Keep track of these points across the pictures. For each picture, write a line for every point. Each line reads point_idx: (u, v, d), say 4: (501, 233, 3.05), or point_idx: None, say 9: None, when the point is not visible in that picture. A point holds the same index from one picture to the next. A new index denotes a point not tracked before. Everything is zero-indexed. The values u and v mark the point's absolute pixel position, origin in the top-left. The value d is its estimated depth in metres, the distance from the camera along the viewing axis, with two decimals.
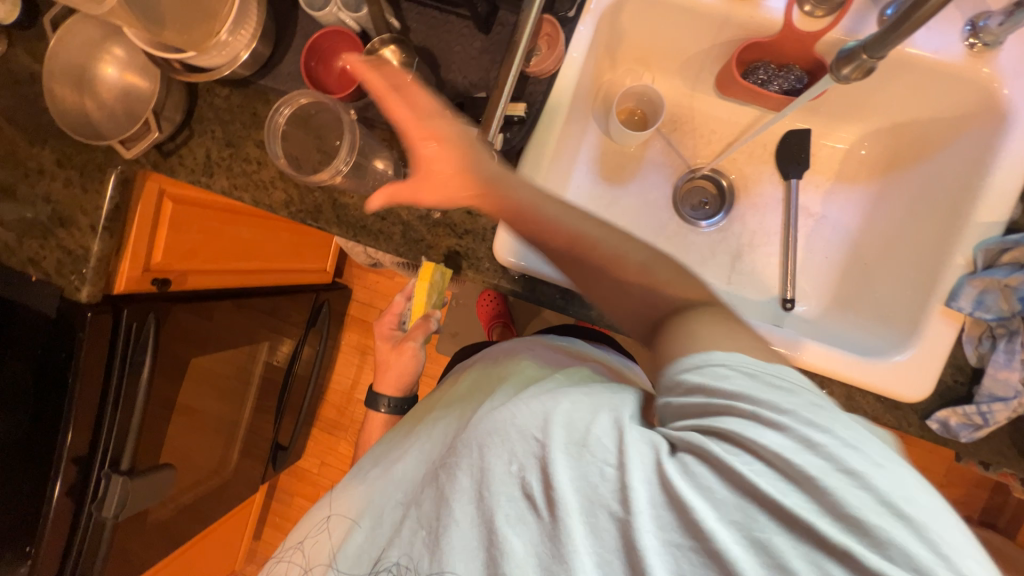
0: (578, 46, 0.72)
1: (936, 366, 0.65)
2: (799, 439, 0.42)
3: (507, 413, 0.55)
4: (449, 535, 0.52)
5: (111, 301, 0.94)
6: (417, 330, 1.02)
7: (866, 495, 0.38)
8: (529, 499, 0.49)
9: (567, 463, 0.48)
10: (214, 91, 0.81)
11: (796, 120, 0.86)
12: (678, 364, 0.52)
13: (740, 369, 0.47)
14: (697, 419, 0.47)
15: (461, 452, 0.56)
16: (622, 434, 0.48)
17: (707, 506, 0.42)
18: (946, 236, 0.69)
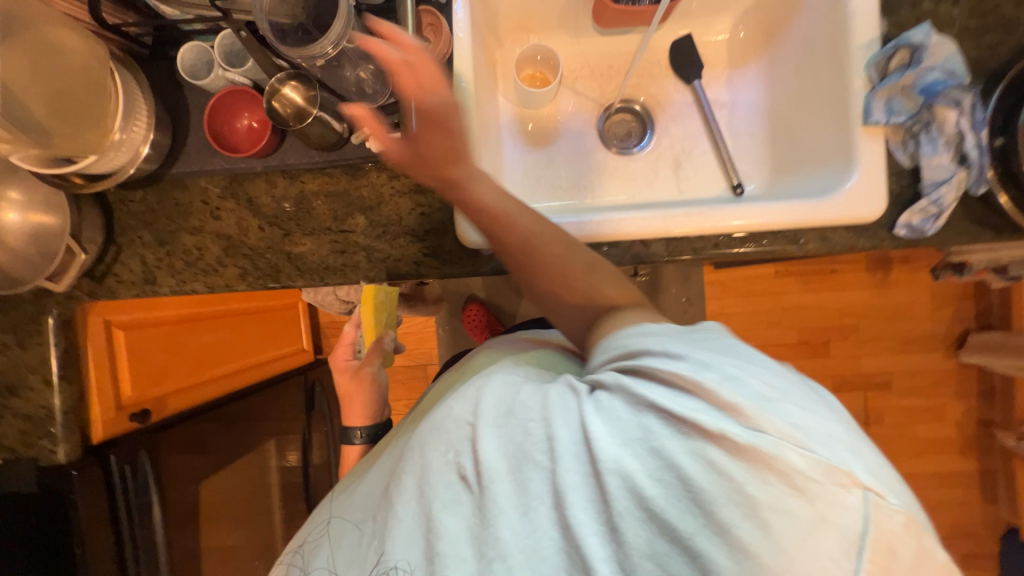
0: (460, 25, 0.74)
1: (884, 176, 0.71)
2: (704, 365, 0.43)
3: (446, 404, 0.55)
4: (393, 528, 0.52)
5: (93, 454, 0.87)
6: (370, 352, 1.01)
7: (729, 383, 0.41)
8: (464, 478, 0.48)
9: (490, 433, 0.48)
10: (128, 197, 0.79)
11: (676, 29, 0.93)
12: (614, 335, 0.53)
13: (636, 334, 0.51)
14: (607, 367, 0.50)
15: (410, 454, 0.55)
16: (544, 396, 0.49)
17: (610, 434, 0.42)
18: (836, 70, 0.75)
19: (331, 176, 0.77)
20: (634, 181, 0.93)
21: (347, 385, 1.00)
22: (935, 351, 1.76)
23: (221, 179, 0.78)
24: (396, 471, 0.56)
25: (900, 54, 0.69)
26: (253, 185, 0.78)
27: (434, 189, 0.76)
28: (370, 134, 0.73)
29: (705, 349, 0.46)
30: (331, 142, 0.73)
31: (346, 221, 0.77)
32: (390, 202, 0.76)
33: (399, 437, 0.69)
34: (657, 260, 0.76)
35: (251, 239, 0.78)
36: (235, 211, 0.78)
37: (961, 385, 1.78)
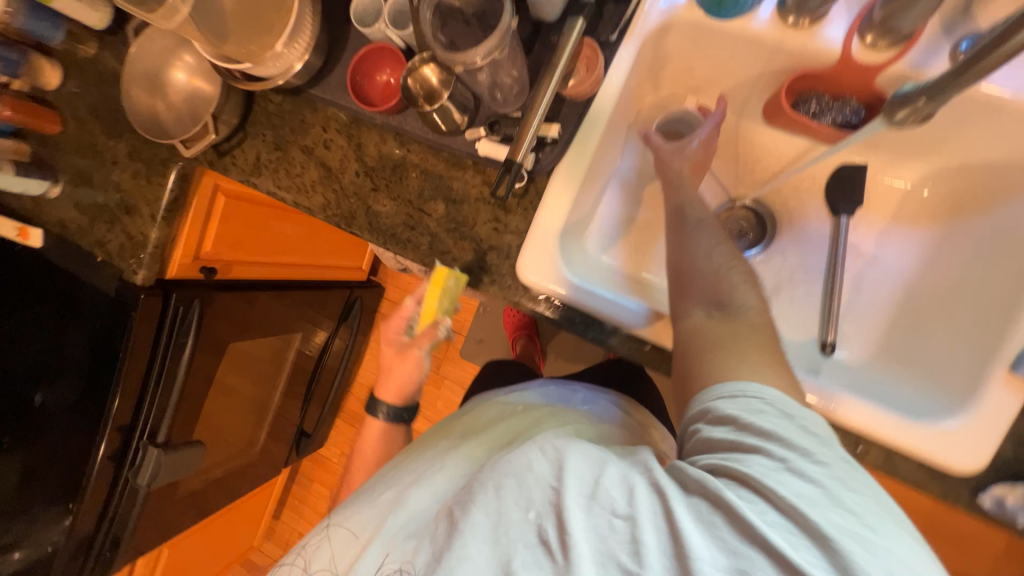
0: (617, 69, 0.70)
1: (996, 436, 0.59)
2: (823, 489, 0.46)
3: (520, 453, 0.55)
4: (456, 562, 0.51)
5: (162, 286, 1.02)
6: (424, 335, 0.89)
7: (823, 518, 0.44)
8: (545, 543, 0.49)
9: (580, 513, 0.48)
10: (269, 98, 0.87)
11: (850, 155, 0.81)
12: (715, 389, 0.57)
13: (734, 395, 0.55)
14: (706, 457, 0.52)
15: (474, 490, 0.55)
16: (632, 486, 0.49)
17: (712, 547, 0.44)
18: (1015, 295, 0.63)
19: (434, 156, 0.79)
20: None
21: (389, 359, 0.97)
22: None
23: (345, 116, 0.83)
24: (452, 503, 0.58)
25: None
26: (367, 133, 0.82)
27: (516, 212, 0.75)
28: (483, 137, 0.74)
29: (831, 469, 0.47)
30: (446, 129, 0.74)
31: (427, 203, 0.79)
32: (472, 205, 0.77)
33: (450, 457, 0.71)
34: None
35: (344, 179, 0.83)
36: (343, 150, 0.83)
37: None
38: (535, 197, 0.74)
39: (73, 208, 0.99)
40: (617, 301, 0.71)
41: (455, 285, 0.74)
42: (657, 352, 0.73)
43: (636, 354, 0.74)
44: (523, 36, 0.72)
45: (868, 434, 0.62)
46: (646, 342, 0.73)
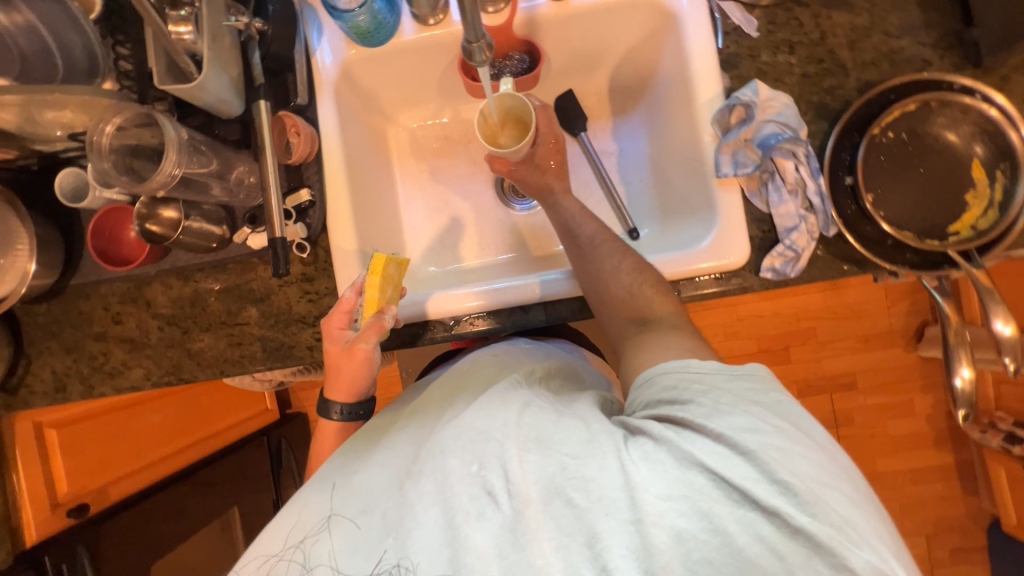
0: (326, 122, 0.78)
1: (741, 226, 0.72)
2: (752, 424, 0.46)
3: (469, 417, 0.52)
4: (412, 535, 0.47)
5: (27, 558, 0.90)
6: (370, 327, 0.68)
7: (754, 438, 0.44)
8: (491, 492, 0.46)
9: (526, 459, 0.47)
10: (33, 312, 0.82)
11: (557, 86, 0.96)
12: (659, 365, 0.56)
13: (680, 370, 0.53)
14: (647, 410, 0.51)
15: (425, 457, 0.51)
16: (583, 429, 0.48)
17: (657, 477, 0.43)
18: (690, 124, 0.78)
19: (223, 272, 0.80)
20: (537, 236, 0.94)
21: (336, 357, 0.71)
22: (896, 346, 1.65)
23: (121, 286, 0.81)
24: (409, 469, 0.52)
25: (737, 110, 0.72)
26: (151, 289, 0.81)
27: (319, 276, 0.79)
28: (250, 233, 0.77)
29: (761, 409, 0.48)
30: (216, 244, 0.77)
31: (239, 314, 0.80)
32: (279, 293, 0.79)
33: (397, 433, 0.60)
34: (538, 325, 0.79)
35: (152, 339, 0.81)
36: (136, 315, 0.81)
37: (930, 379, 1.64)
38: (326, 255, 0.79)
39: None
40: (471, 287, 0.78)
41: (396, 270, 0.72)
42: (495, 317, 0.79)
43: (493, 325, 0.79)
44: (233, 136, 0.77)
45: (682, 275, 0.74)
46: (488, 312, 0.79)
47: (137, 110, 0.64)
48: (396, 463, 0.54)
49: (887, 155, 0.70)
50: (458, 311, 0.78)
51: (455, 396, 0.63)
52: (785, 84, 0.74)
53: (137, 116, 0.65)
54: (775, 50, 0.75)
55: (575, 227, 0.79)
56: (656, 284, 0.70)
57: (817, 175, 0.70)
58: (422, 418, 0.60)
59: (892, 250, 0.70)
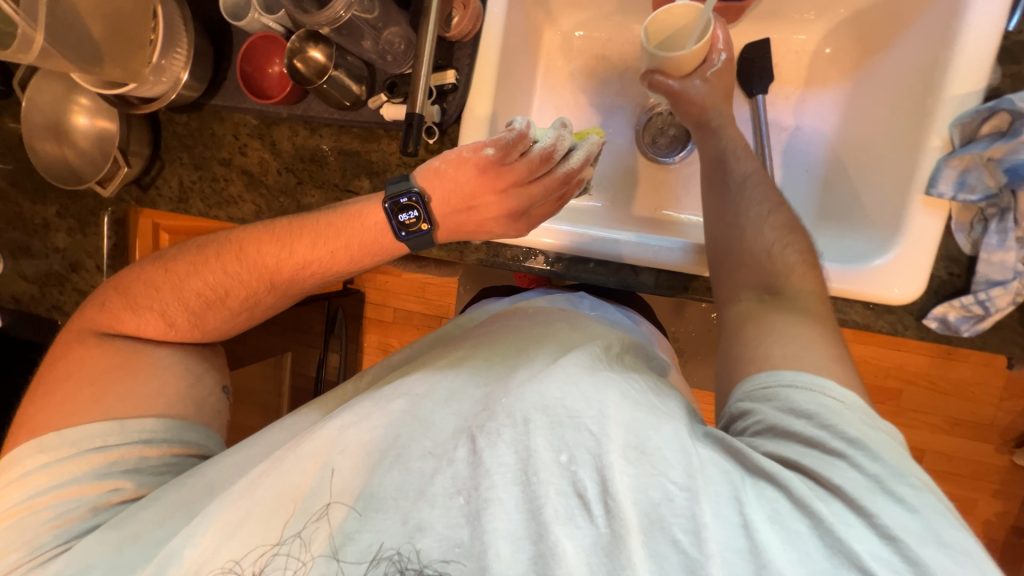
0: (496, 1, 0.70)
1: (927, 261, 0.60)
2: (924, 519, 0.38)
3: (556, 385, 0.48)
4: (490, 511, 0.43)
5: None
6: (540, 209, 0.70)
7: (930, 545, 0.37)
8: (582, 495, 0.42)
9: (625, 470, 0.42)
10: (174, 120, 0.86)
11: (751, 31, 0.81)
12: (787, 370, 0.46)
13: (813, 388, 0.44)
14: (767, 439, 0.44)
15: (503, 418, 0.46)
16: (693, 454, 0.42)
17: (801, 569, 0.37)
18: (919, 119, 0.63)
19: (347, 134, 0.78)
20: (662, 195, 0.85)
21: (487, 216, 0.69)
22: (988, 442, 1.45)
23: (253, 119, 0.82)
24: (482, 421, 0.47)
25: (996, 118, 0.57)
26: (279, 131, 0.82)
27: None
28: (386, 102, 0.73)
29: (928, 490, 0.40)
30: (350, 104, 0.74)
31: (352, 182, 0.79)
32: (395, 172, 0.77)
33: (452, 374, 0.54)
34: (643, 291, 0.73)
35: (269, 181, 0.83)
36: (260, 152, 0.83)
37: (1009, 488, 1.46)
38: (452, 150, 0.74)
39: (19, 279, 1.00)
40: (555, 224, 0.72)
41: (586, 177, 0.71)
42: (601, 268, 0.73)
43: (583, 274, 0.74)
44: None
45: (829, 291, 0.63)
46: (588, 260, 0.73)
47: None
48: (470, 410, 0.49)
49: None
50: (539, 245, 0.72)
51: (530, 344, 0.57)
52: None
53: None
54: None
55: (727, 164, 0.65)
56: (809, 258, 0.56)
57: None
58: (487, 361, 0.54)
59: None
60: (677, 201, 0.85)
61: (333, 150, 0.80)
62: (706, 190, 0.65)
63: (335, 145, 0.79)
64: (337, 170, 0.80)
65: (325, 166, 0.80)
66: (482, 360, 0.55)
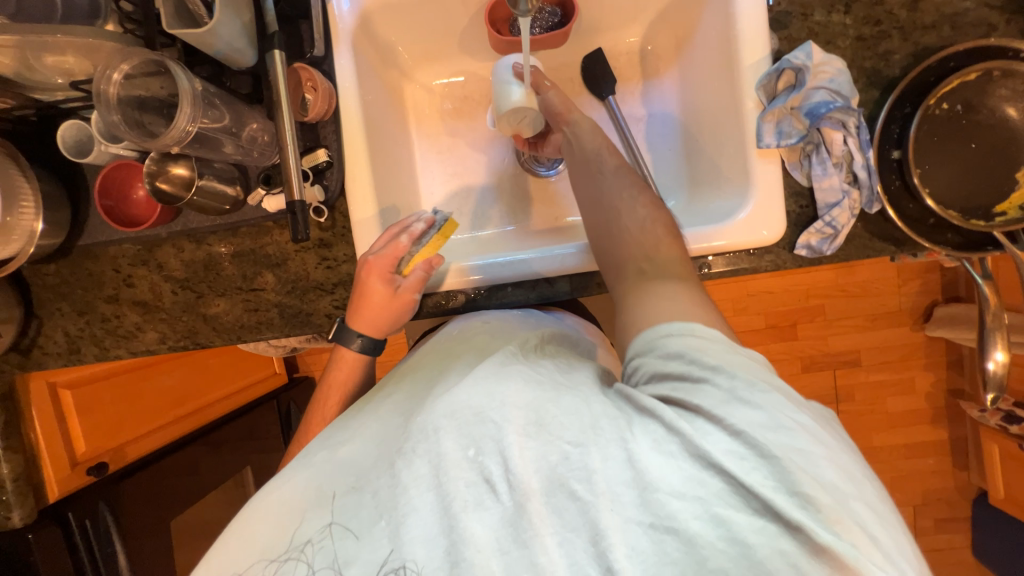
0: (345, 76, 0.73)
1: (778, 201, 0.69)
2: (775, 419, 0.39)
3: (464, 393, 0.46)
4: (406, 522, 0.43)
5: (51, 513, 0.91)
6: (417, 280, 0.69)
7: (778, 435, 0.38)
8: (488, 481, 0.42)
9: (526, 444, 0.41)
10: (41, 272, 0.80)
11: (585, 45, 0.90)
12: (665, 327, 0.47)
13: (684, 335, 0.45)
14: (651, 384, 0.44)
15: (417, 435, 0.45)
16: (588, 409, 0.42)
17: (670, 479, 0.38)
18: (732, 87, 0.73)
19: (236, 236, 0.77)
20: (556, 204, 0.92)
21: (374, 302, 0.69)
22: (903, 325, 1.64)
23: (131, 248, 0.79)
24: (400, 445, 0.46)
25: (786, 74, 0.68)
26: (163, 252, 0.79)
27: (337, 241, 0.76)
28: (265, 195, 0.73)
29: (781, 400, 0.40)
30: (230, 206, 0.74)
31: (255, 280, 0.78)
32: (295, 259, 0.77)
33: (379, 412, 0.53)
34: (563, 297, 0.76)
35: (166, 303, 0.79)
36: (147, 278, 0.79)
37: (932, 358, 1.65)
38: (346, 221, 0.76)
39: None
40: (465, 262, 0.75)
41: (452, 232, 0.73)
42: (520, 289, 0.77)
43: (506, 299, 0.77)
44: (245, 89, 0.72)
45: (717, 249, 0.70)
46: (506, 284, 0.76)
47: (144, 57, 0.60)
48: (388, 436, 0.49)
49: (939, 130, 0.66)
50: (457, 285, 0.75)
51: (451, 361, 0.57)
52: (837, 48, 0.70)
53: (145, 64, 0.60)
54: (831, 8, 0.70)
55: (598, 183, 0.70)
56: None
57: (866, 148, 0.66)
58: (417, 388, 0.54)
59: (931, 230, 0.68)
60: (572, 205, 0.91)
61: (227, 252, 0.78)
62: (582, 209, 0.69)
63: (227, 247, 0.78)
64: (236, 272, 0.78)
65: (223, 271, 0.78)
66: (417, 384, 0.55)
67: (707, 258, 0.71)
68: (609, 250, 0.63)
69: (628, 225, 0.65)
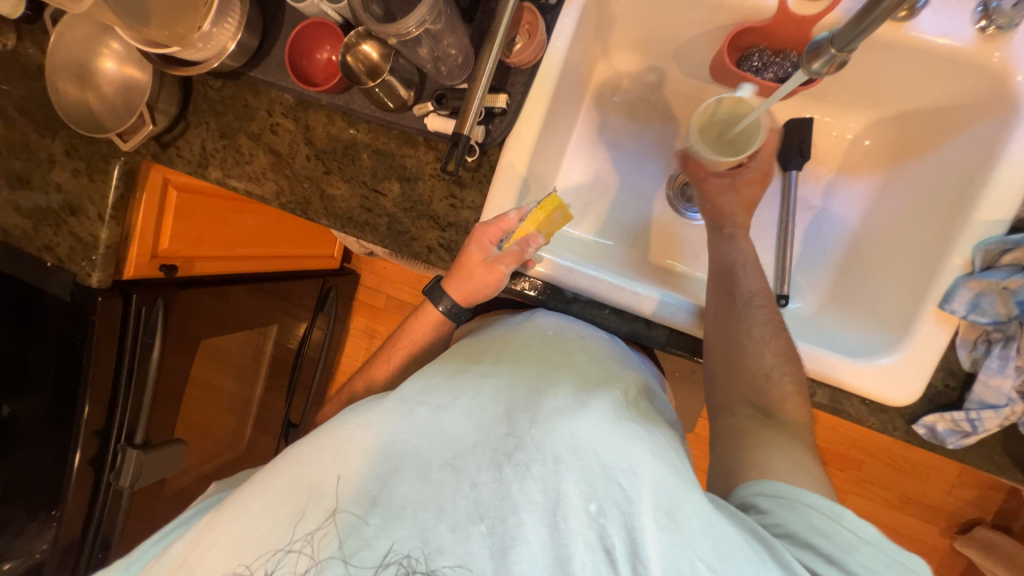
0: (561, 34, 0.70)
1: (927, 370, 0.62)
2: None
3: (587, 431, 0.44)
4: (513, 550, 0.40)
5: (121, 286, 0.99)
6: (513, 254, 0.63)
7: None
8: (610, 554, 0.40)
9: (656, 535, 0.39)
10: (207, 83, 0.83)
11: (798, 108, 0.82)
12: (809, 495, 0.45)
13: (831, 515, 0.43)
14: (788, 545, 0.43)
15: (532, 452, 0.44)
16: (726, 536, 0.39)
17: None
18: (945, 232, 0.65)
19: (385, 134, 0.77)
20: (681, 249, 0.86)
21: (470, 263, 0.65)
22: (933, 524, 1.51)
23: (290, 99, 0.80)
24: (511, 451, 0.44)
25: (1019, 250, 0.59)
26: (314, 116, 0.80)
27: (470, 185, 0.75)
28: (432, 112, 0.72)
29: None
30: (394, 106, 0.73)
31: (381, 183, 0.78)
32: (427, 182, 0.76)
33: (462, 397, 0.49)
34: (652, 345, 0.73)
35: (295, 163, 0.81)
36: (290, 133, 0.81)
37: (943, 569, 1.52)
38: (488, 171, 0.74)
39: (12, 212, 0.99)
40: (576, 264, 0.72)
41: (560, 217, 0.67)
42: (615, 316, 0.73)
43: (596, 317, 0.74)
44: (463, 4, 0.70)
45: (836, 384, 0.65)
46: (605, 305, 0.73)
47: None
48: (491, 424, 0.47)
49: None
50: (556, 282, 0.72)
51: (551, 370, 0.54)
52: None
53: None
54: None
55: (737, 275, 0.65)
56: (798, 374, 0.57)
57: None
58: (517, 381, 0.51)
59: None
60: (694, 257, 0.86)
61: (368, 144, 0.78)
62: (710, 297, 0.65)
63: (370, 140, 0.78)
64: (368, 166, 0.78)
65: (357, 161, 0.79)
66: (518, 371, 0.53)
67: (816, 385, 0.65)
68: (727, 350, 0.60)
69: (762, 315, 0.61)
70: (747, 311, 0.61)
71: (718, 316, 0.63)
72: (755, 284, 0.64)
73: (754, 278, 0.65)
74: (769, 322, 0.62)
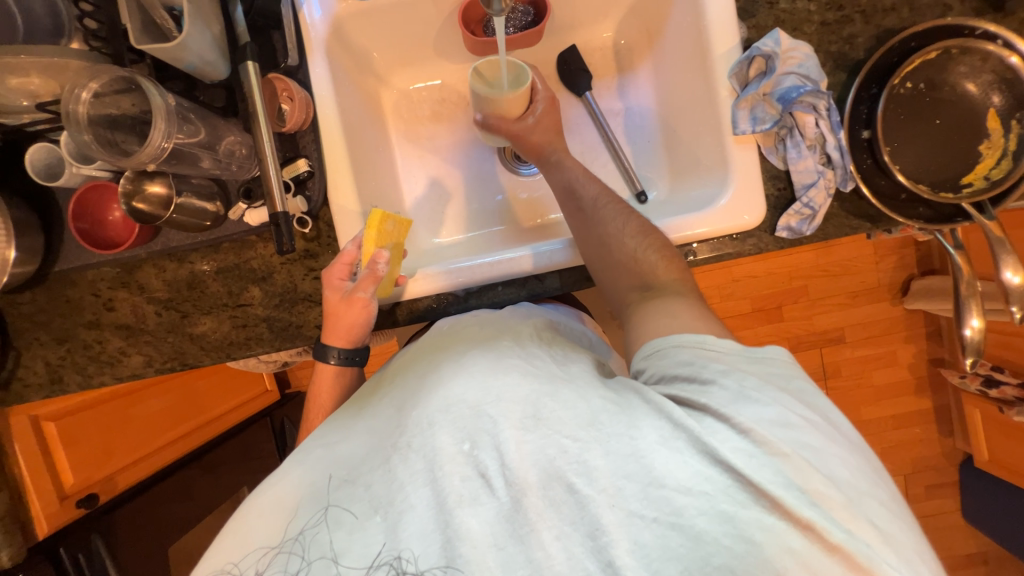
0: (321, 85, 0.73)
1: (757, 186, 0.71)
2: (782, 418, 0.41)
3: (459, 386, 0.46)
4: (403, 518, 0.42)
5: (41, 549, 0.87)
6: (366, 277, 0.65)
7: (783, 437, 0.40)
8: (485, 476, 0.42)
9: (523, 438, 0.42)
10: (17, 302, 0.77)
11: (560, 41, 0.91)
12: (672, 338, 0.51)
13: (696, 345, 0.49)
14: (662, 384, 0.47)
15: (412, 429, 0.46)
16: (583, 404, 0.44)
17: (679, 472, 0.39)
18: (705, 76, 0.75)
19: (219, 252, 0.76)
20: (540, 202, 0.91)
21: (334, 306, 0.68)
22: (883, 300, 1.68)
23: (110, 270, 0.77)
24: (395, 440, 0.46)
25: (756, 62, 0.70)
26: (144, 273, 0.77)
27: (324, 251, 0.75)
28: (247, 209, 0.72)
29: (782, 397, 0.43)
30: (210, 223, 0.72)
31: (241, 296, 0.76)
32: (282, 272, 0.76)
33: (364, 413, 0.53)
34: (553, 293, 0.77)
35: (149, 325, 0.78)
36: (129, 301, 0.77)
37: (912, 331, 1.69)
38: (330, 229, 0.75)
39: None
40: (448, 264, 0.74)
41: (393, 225, 0.68)
42: (509, 288, 0.76)
43: (497, 299, 0.76)
44: (219, 103, 0.72)
45: (711, 235, 0.72)
46: (497, 285, 0.76)
47: (114, 74, 0.59)
48: (383, 430, 0.48)
49: (906, 108, 0.69)
50: (445, 289, 0.74)
51: (443, 351, 0.56)
52: (803, 33, 0.72)
53: (116, 82, 0.60)
54: None
55: (577, 189, 0.72)
56: (662, 250, 0.63)
57: (838, 129, 0.68)
58: (407, 378, 0.54)
59: (904, 204, 0.70)
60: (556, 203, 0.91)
61: (212, 266, 0.76)
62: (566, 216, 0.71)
63: (210, 263, 0.76)
64: (220, 286, 0.76)
65: (206, 288, 0.77)
66: (410, 370, 0.55)
67: (689, 246, 0.72)
68: (597, 255, 0.66)
69: (619, 216, 0.66)
70: (599, 214, 0.67)
71: (579, 227, 0.68)
72: (594, 188, 0.71)
73: (591, 183, 0.71)
74: (622, 212, 0.68)
